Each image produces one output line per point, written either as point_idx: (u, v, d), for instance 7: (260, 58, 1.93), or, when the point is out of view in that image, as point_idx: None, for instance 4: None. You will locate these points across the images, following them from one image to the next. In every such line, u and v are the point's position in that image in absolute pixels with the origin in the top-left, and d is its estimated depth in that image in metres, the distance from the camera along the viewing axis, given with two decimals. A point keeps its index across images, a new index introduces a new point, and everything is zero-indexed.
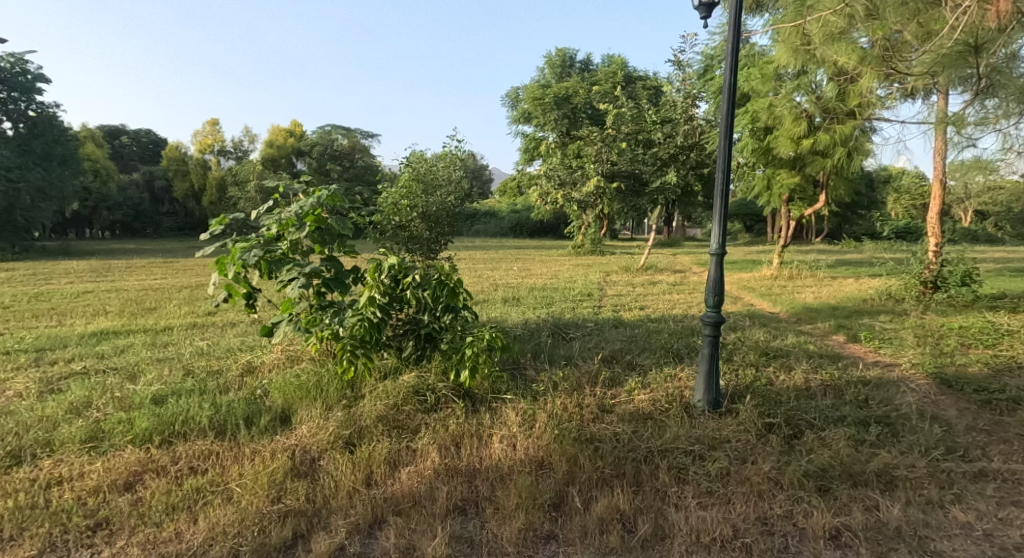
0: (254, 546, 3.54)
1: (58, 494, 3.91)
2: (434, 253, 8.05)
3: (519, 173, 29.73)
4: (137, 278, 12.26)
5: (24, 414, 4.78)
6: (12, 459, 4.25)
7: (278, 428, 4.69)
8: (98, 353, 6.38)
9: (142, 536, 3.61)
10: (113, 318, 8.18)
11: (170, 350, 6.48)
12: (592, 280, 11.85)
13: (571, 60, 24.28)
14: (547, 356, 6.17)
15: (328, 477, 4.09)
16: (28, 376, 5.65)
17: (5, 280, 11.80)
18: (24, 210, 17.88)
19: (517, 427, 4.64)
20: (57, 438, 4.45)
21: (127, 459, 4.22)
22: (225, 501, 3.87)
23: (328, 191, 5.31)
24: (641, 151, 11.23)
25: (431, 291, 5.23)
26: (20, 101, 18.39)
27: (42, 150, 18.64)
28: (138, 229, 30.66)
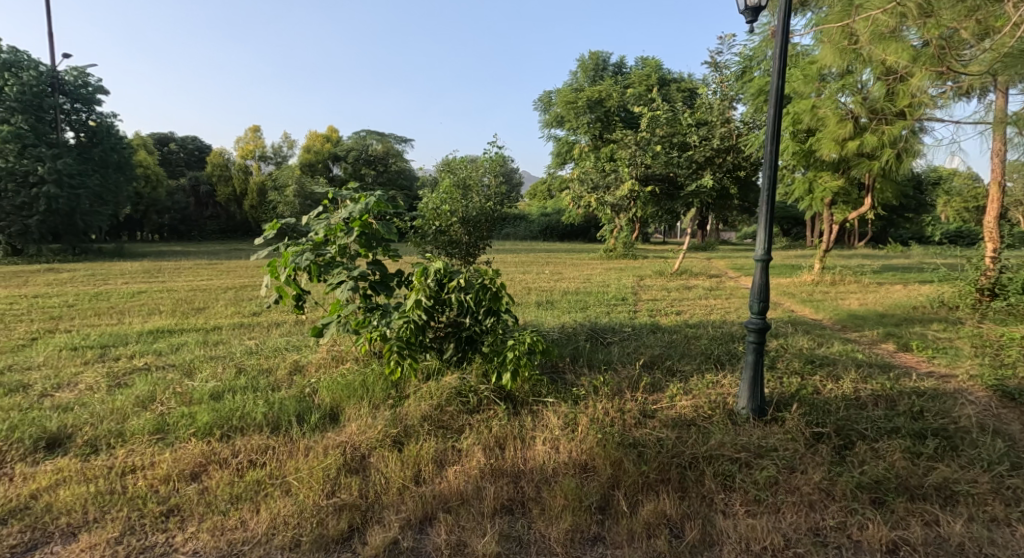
0: (313, 538, 3.64)
1: (133, 481, 4.05)
2: (473, 257, 8.18)
3: (551, 176, 29.69)
4: (186, 279, 12.61)
5: (96, 406, 4.96)
6: (89, 448, 4.43)
7: (328, 425, 4.77)
8: (156, 349, 6.57)
9: (209, 523, 3.74)
10: (167, 317, 8.40)
11: (222, 348, 6.62)
12: (627, 284, 11.81)
13: (604, 63, 24.12)
14: (586, 361, 6.16)
15: (380, 474, 4.15)
16: (94, 371, 5.84)
17: (63, 280, 12.20)
18: (83, 214, 18.53)
19: (559, 430, 4.63)
20: (127, 429, 4.59)
21: (193, 451, 4.34)
22: (285, 494, 3.96)
23: (375, 197, 5.41)
24: (676, 153, 10.96)
25: (474, 295, 5.26)
26: (82, 112, 19.06)
27: (100, 157, 19.28)
28: (184, 233, 30.94)
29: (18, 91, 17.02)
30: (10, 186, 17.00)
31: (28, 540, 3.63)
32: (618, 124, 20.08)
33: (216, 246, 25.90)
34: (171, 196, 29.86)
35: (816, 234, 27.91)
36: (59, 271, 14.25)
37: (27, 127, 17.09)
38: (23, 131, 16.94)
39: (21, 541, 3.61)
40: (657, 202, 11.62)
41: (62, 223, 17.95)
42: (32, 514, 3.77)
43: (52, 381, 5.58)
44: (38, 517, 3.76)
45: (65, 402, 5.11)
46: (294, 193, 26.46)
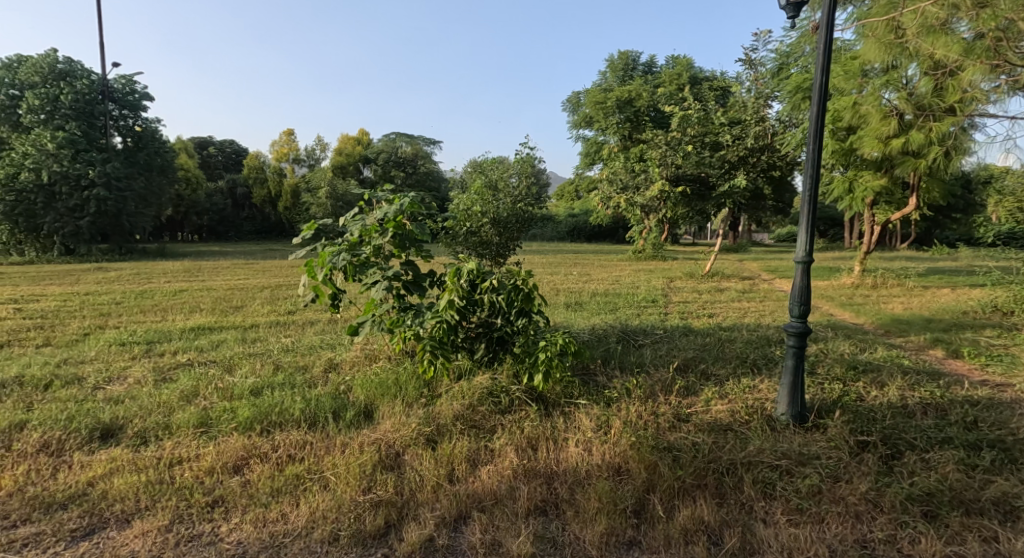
0: (350, 533, 3.64)
1: (180, 472, 4.11)
2: (504, 258, 8.21)
3: (579, 177, 29.56)
4: (223, 278, 12.81)
5: (144, 399, 5.06)
6: (138, 440, 4.51)
7: (363, 422, 4.78)
8: (198, 346, 6.68)
9: (252, 514, 3.76)
10: (208, 314, 8.54)
11: (259, 345, 6.70)
12: (656, 285, 11.68)
13: (634, 62, 23.90)
14: (618, 363, 6.09)
15: (415, 471, 4.14)
16: (141, 365, 5.96)
17: (109, 279, 12.51)
18: (129, 216, 19.01)
19: (592, 432, 4.57)
20: (174, 422, 4.67)
21: (235, 444, 4.38)
22: (323, 489, 3.97)
23: (409, 198, 5.45)
24: (708, 153, 10.75)
25: (507, 295, 5.23)
26: (129, 117, 19.67)
27: (145, 161, 19.79)
28: (221, 233, 31.49)
29: (72, 99, 17.61)
30: (61, 188, 17.42)
31: (85, 525, 3.70)
32: (648, 124, 19.80)
33: (250, 246, 26.31)
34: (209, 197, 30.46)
35: (855, 234, 27.28)
36: (106, 270, 14.42)
37: (79, 133, 17.61)
38: (76, 136, 17.48)
39: (80, 526, 3.69)
40: (688, 202, 11.43)
41: (110, 224, 18.42)
42: (89, 501, 3.85)
43: (102, 375, 5.71)
44: (95, 504, 3.83)
45: (116, 395, 5.21)
46: (327, 195, 26.81)
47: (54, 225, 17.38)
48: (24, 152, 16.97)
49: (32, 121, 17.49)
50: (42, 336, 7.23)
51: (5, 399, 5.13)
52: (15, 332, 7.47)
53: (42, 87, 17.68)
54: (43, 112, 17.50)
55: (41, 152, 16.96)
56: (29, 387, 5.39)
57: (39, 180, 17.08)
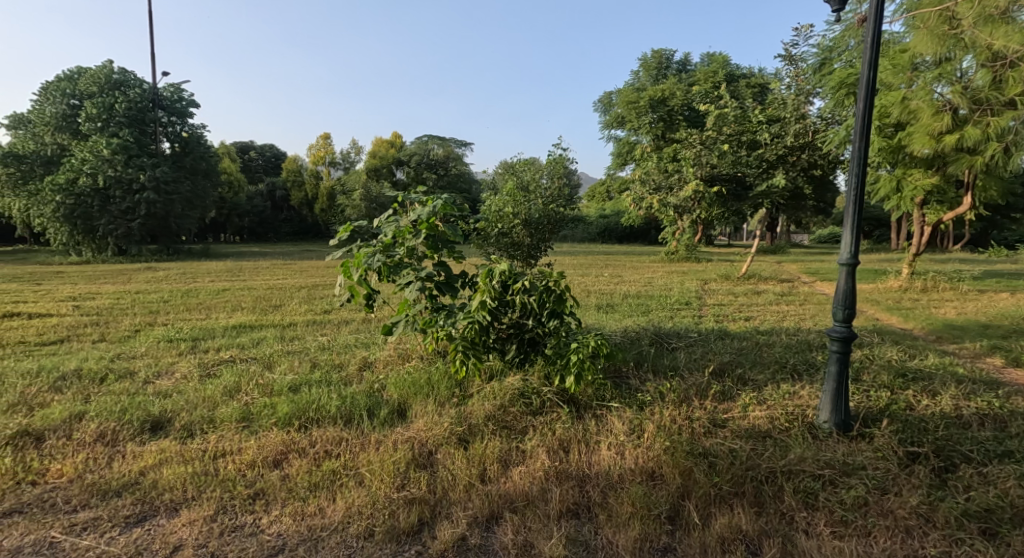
0: (384, 529, 3.61)
1: (223, 465, 4.15)
2: (535, 259, 8.14)
3: (611, 177, 29.24)
4: (263, 278, 12.98)
5: (189, 394, 5.14)
6: (185, 432, 4.57)
7: (397, 420, 4.76)
8: (239, 343, 6.79)
9: (290, 508, 3.77)
10: (249, 313, 8.67)
11: (297, 344, 6.78)
12: (691, 287, 11.47)
13: (668, 60, 23.54)
14: (651, 366, 5.95)
15: (447, 470, 4.09)
16: (188, 361, 6.08)
17: (156, 278, 12.83)
18: (176, 218, 19.51)
19: (625, 436, 4.47)
20: (218, 416, 4.73)
21: (275, 439, 4.42)
22: (358, 485, 3.96)
23: (442, 199, 5.43)
24: (745, 153, 10.52)
25: (538, 297, 5.17)
26: (177, 124, 20.12)
27: (191, 165, 20.27)
28: (261, 235, 32.15)
29: (126, 108, 18.24)
30: (115, 192, 17.91)
31: (138, 512, 3.76)
32: (683, 124, 19.49)
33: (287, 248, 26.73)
34: (250, 200, 31.16)
35: (901, 236, 26.41)
36: (156, 270, 14.75)
37: (131, 139, 18.15)
38: (129, 143, 18.03)
39: (133, 512, 3.74)
40: (723, 203, 11.16)
41: (158, 226, 18.92)
42: (141, 489, 3.91)
43: (152, 369, 5.86)
44: (146, 492, 3.89)
45: (165, 389, 5.32)
46: (361, 197, 27.09)
47: (109, 226, 17.87)
48: (82, 158, 17.51)
49: (90, 129, 18.05)
50: (97, 332, 7.46)
51: (64, 391, 5.28)
52: (73, 327, 7.73)
53: (99, 97, 18.36)
54: (100, 120, 18.13)
55: (98, 158, 17.51)
56: (84, 380, 5.54)
57: (96, 184, 17.58)
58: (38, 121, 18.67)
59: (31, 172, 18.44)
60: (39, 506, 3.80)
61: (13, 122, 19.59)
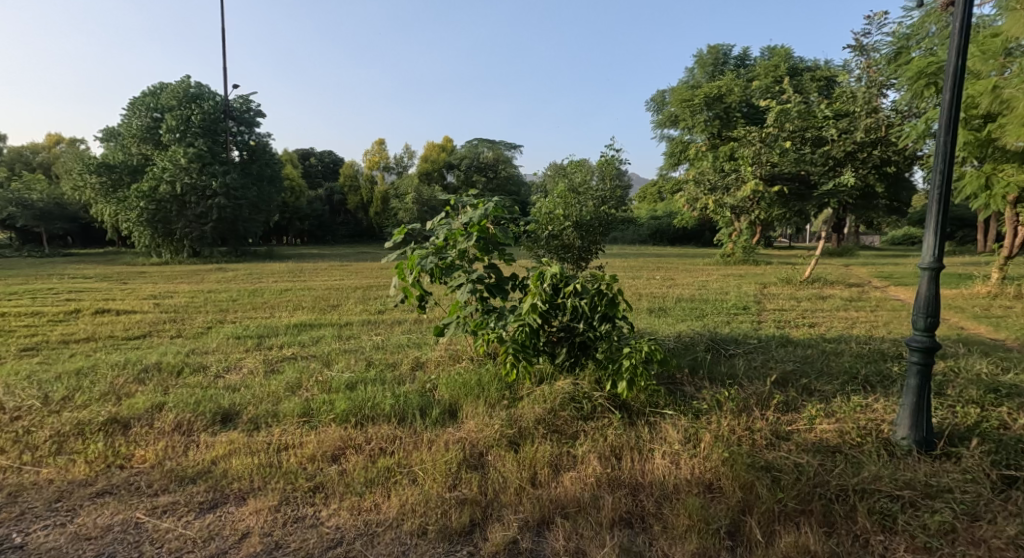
0: (437, 528, 3.69)
1: (286, 457, 4.32)
2: (586, 262, 7.95)
3: (663, 178, 28.58)
4: (322, 278, 13.23)
5: (256, 389, 5.40)
6: (251, 425, 4.81)
7: (448, 420, 4.82)
8: (300, 341, 7.01)
9: (348, 502, 3.89)
10: (309, 311, 8.85)
11: (353, 342, 6.93)
12: (748, 290, 11.08)
13: (725, 56, 22.80)
14: (708, 374, 5.66)
15: (498, 473, 4.12)
16: (253, 357, 6.37)
17: (224, 278, 13.23)
18: (244, 222, 20.18)
19: (679, 445, 4.36)
20: (281, 411, 4.95)
21: (332, 435, 4.56)
22: (411, 482, 4.06)
23: (493, 203, 5.34)
24: (808, 150, 9.99)
25: (590, 300, 5.04)
26: (244, 133, 20.76)
27: (258, 172, 20.89)
28: (319, 237, 33.14)
29: (202, 119, 18.81)
30: (191, 198, 18.60)
31: (211, 498, 3.96)
32: (741, 121, 18.84)
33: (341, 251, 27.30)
34: (311, 204, 32.10)
35: (983, 236, 24.76)
36: (226, 270, 15.31)
37: (205, 148, 18.76)
38: (203, 152, 18.61)
39: (206, 499, 3.95)
40: (785, 203, 10.75)
41: (228, 230, 19.67)
42: (213, 477, 4.13)
43: (223, 364, 6.15)
44: (218, 481, 4.10)
45: (234, 383, 5.60)
46: (413, 201, 27.38)
47: (185, 230, 18.75)
48: (162, 167, 18.13)
49: (169, 140, 18.66)
50: (174, 328, 7.83)
51: (144, 383, 5.61)
52: (155, 323, 8.13)
53: (178, 109, 18.98)
54: (178, 132, 18.72)
55: (176, 167, 18.14)
56: (163, 373, 5.87)
57: (174, 192, 18.29)
58: (125, 133, 19.39)
59: (119, 181, 19.19)
60: (125, 488, 4.06)
61: (105, 134, 20.43)
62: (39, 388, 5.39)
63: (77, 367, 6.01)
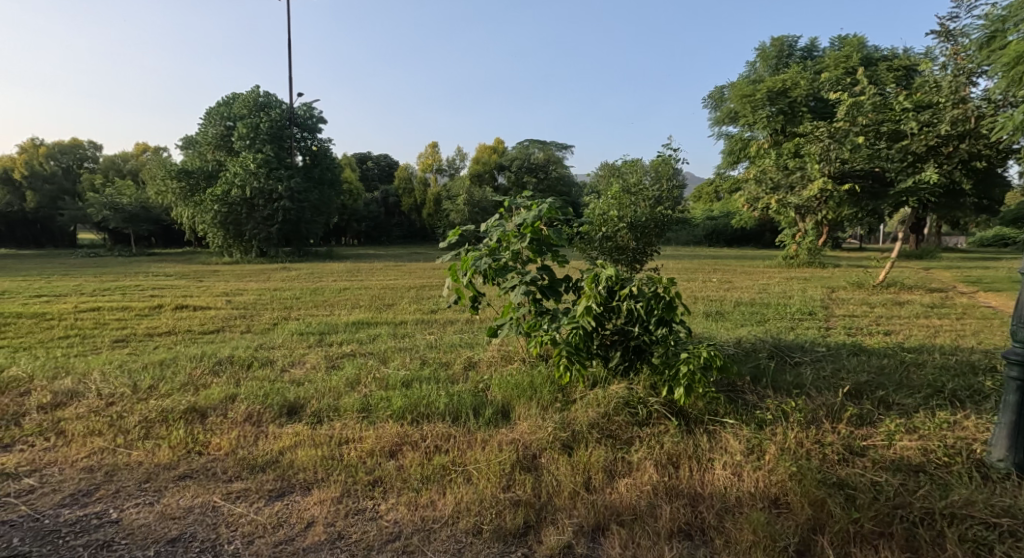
0: (492, 528, 3.60)
1: (347, 451, 4.31)
2: (640, 265, 7.69)
3: (720, 177, 27.75)
4: (378, 278, 13.32)
5: (317, 384, 5.40)
6: (314, 419, 4.80)
7: (501, 421, 4.75)
8: (358, 339, 7.00)
9: (405, 498, 3.84)
10: (367, 310, 8.87)
11: (408, 341, 6.87)
12: (814, 294, 10.54)
13: (790, 48, 21.89)
14: (771, 383, 5.32)
15: (552, 476, 4.02)
16: (316, 353, 6.40)
17: (289, 277, 13.45)
18: (306, 223, 20.57)
19: (742, 455, 4.16)
20: (341, 405, 4.94)
21: (390, 431, 4.54)
22: (466, 481, 3.99)
23: (547, 203, 5.14)
24: (884, 145, 9.50)
25: (646, 303, 4.78)
26: (306, 139, 21.17)
27: (319, 176, 21.31)
28: (375, 238, 33.60)
29: (269, 127, 19.39)
30: (259, 201, 19.18)
31: (279, 487, 3.96)
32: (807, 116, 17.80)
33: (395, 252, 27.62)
34: (366, 207, 32.63)
35: None
36: (288, 270, 15.55)
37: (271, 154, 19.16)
38: (271, 158, 19.10)
39: (276, 487, 3.96)
40: (856, 201, 10.17)
41: (292, 230, 20.02)
42: (281, 467, 4.14)
43: (287, 359, 6.19)
44: (285, 470, 4.11)
45: (299, 378, 5.62)
46: (464, 202, 27.50)
47: (254, 231, 19.23)
48: (233, 172, 18.79)
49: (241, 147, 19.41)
50: (244, 323, 7.97)
51: (219, 374, 5.68)
52: (227, 318, 8.31)
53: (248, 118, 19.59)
54: (249, 139, 19.33)
55: (246, 172, 18.74)
56: (235, 365, 5.95)
57: (244, 195, 18.91)
58: (201, 141, 20.32)
59: (196, 186, 19.81)
60: (203, 473, 4.09)
61: (184, 142, 21.35)
62: (129, 377, 5.53)
63: (161, 358, 6.15)
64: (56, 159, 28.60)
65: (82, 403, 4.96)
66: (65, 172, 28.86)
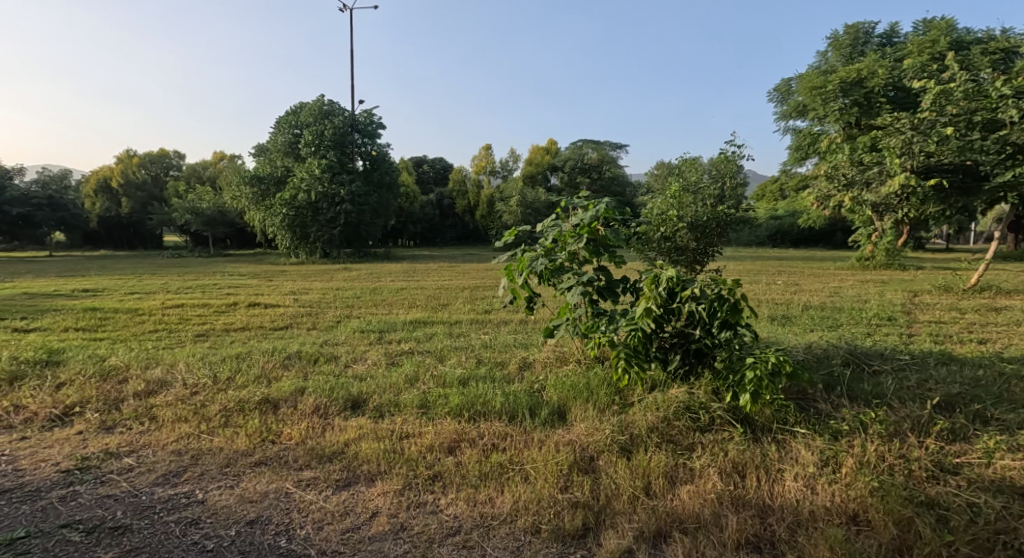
0: (550, 527, 3.47)
1: (408, 445, 4.19)
2: (700, 265, 7.38)
3: (785, 174, 26.64)
4: (434, 279, 13.31)
5: (378, 379, 5.30)
6: (376, 413, 4.71)
7: (558, 422, 4.53)
8: (415, 337, 6.92)
9: (464, 493, 3.74)
10: (423, 309, 8.81)
11: (463, 340, 6.74)
12: (893, 299, 9.87)
13: (867, 35, 20.73)
14: (848, 393, 4.91)
15: (610, 479, 3.84)
16: (377, 350, 6.34)
17: (350, 277, 13.62)
18: (366, 225, 20.92)
19: (815, 468, 3.88)
20: (402, 400, 4.83)
21: (448, 427, 4.40)
22: (524, 480, 3.84)
23: (604, 203, 4.93)
24: (978, 137, 8.73)
25: (708, 306, 4.44)
26: (366, 144, 21.31)
27: (378, 180, 21.52)
28: (430, 239, 33.89)
29: (332, 134, 19.79)
30: (323, 205, 19.54)
31: (346, 477, 3.91)
32: (886, 106, 16.75)
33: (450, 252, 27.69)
34: (422, 208, 32.95)
35: None
36: (350, 270, 15.85)
37: (335, 159, 19.68)
38: (334, 163, 19.65)
39: (342, 477, 3.90)
40: (942, 198, 9.51)
41: (352, 232, 20.48)
42: (346, 458, 4.07)
43: (350, 355, 6.16)
44: (350, 461, 4.04)
45: (361, 373, 5.55)
46: (517, 203, 27.38)
47: (318, 233, 19.68)
48: (300, 177, 19.32)
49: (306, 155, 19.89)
50: (309, 320, 8.03)
51: (288, 368, 5.69)
52: (295, 315, 8.40)
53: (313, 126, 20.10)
54: (314, 147, 19.85)
55: (312, 177, 19.30)
56: (303, 360, 5.95)
57: (309, 200, 19.34)
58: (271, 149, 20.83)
59: (267, 191, 20.46)
60: (276, 461, 4.08)
61: (257, 150, 21.97)
62: (210, 368, 5.59)
63: (237, 352, 6.20)
64: (146, 167, 30.17)
65: (171, 392, 5.01)
66: (154, 181, 30.43)
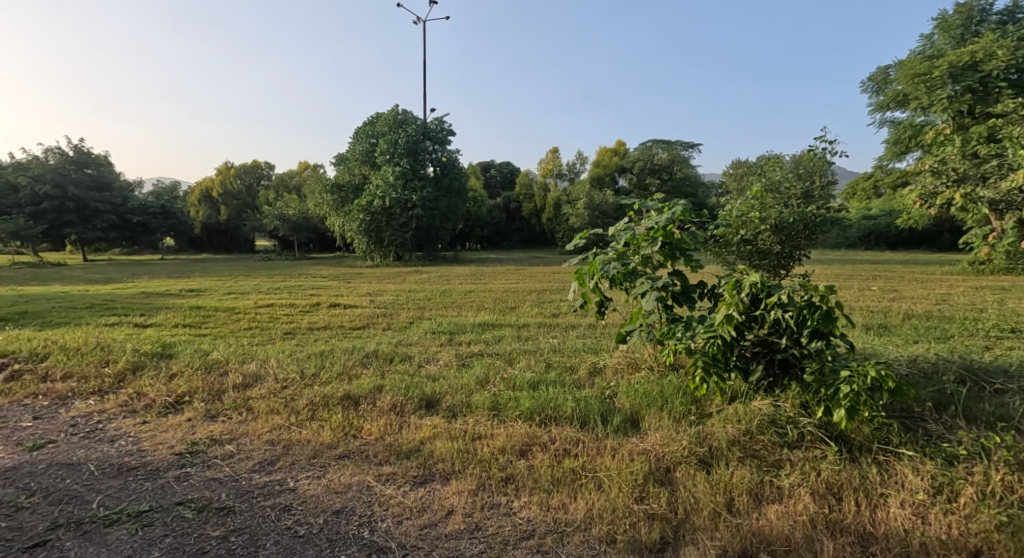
0: (626, 539, 3.09)
1: (481, 445, 3.85)
2: (784, 270, 6.73)
3: (879, 171, 24.87)
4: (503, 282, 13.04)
5: (450, 379, 5.00)
6: (448, 413, 4.40)
7: (631, 430, 4.07)
8: (483, 339, 6.61)
9: (537, 497, 3.38)
10: (492, 312, 8.50)
11: (530, 343, 6.37)
12: (1013, 308, 8.76)
13: (981, 13, 18.94)
14: (963, 414, 4.18)
15: (690, 492, 3.39)
16: (448, 351, 6.07)
17: (423, 281, 13.56)
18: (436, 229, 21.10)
19: (925, 496, 3.30)
20: (473, 401, 4.50)
21: (521, 430, 4.02)
22: (597, 488, 3.44)
23: (682, 204, 4.43)
24: None
25: (797, 314, 3.86)
26: (437, 150, 21.35)
27: (449, 185, 21.43)
28: (497, 243, 33.86)
29: (405, 142, 19.91)
30: (396, 210, 19.64)
31: (423, 474, 3.61)
32: (1006, 91, 15.17)
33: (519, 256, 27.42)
34: (490, 213, 32.94)
35: None
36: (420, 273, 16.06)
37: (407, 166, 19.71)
38: (406, 170, 19.62)
39: (420, 473, 3.61)
40: None
41: (423, 235, 20.70)
42: (422, 456, 3.77)
43: (423, 355, 5.92)
44: (426, 459, 3.74)
45: (433, 373, 5.27)
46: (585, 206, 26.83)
47: (392, 238, 19.90)
48: (376, 185, 19.50)
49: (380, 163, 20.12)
50: (385, 320, 7.90)
51: (367, 366, 5.49)
52: (371, 316, 8.29)
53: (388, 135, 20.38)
54: (389, 155, 20.05)
55: (386, 184, 19.35)
56: (379, 359, 5.73)
57: (384, 205, 19.49)
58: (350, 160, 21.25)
59: (347, 199, 20.87)
60: (357, 455, 3.82)
61: (337, 159, 22.46)
62: (297, 364, 5.44)
63: (320, 350, 6.05)
64: (241, 179, 31.80)
65: (265, 385, 4.87)
66: (248, 190, 31.86)
